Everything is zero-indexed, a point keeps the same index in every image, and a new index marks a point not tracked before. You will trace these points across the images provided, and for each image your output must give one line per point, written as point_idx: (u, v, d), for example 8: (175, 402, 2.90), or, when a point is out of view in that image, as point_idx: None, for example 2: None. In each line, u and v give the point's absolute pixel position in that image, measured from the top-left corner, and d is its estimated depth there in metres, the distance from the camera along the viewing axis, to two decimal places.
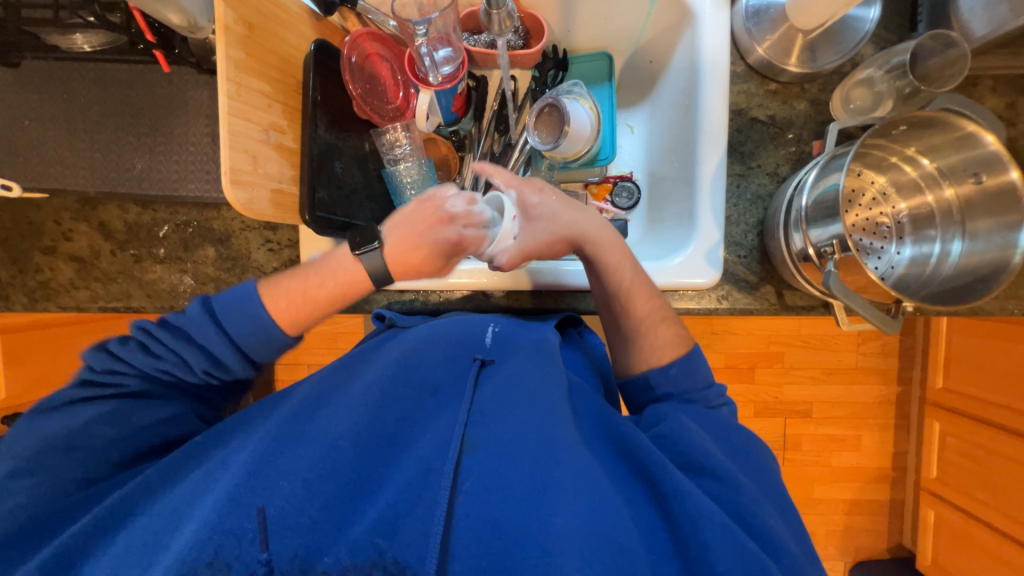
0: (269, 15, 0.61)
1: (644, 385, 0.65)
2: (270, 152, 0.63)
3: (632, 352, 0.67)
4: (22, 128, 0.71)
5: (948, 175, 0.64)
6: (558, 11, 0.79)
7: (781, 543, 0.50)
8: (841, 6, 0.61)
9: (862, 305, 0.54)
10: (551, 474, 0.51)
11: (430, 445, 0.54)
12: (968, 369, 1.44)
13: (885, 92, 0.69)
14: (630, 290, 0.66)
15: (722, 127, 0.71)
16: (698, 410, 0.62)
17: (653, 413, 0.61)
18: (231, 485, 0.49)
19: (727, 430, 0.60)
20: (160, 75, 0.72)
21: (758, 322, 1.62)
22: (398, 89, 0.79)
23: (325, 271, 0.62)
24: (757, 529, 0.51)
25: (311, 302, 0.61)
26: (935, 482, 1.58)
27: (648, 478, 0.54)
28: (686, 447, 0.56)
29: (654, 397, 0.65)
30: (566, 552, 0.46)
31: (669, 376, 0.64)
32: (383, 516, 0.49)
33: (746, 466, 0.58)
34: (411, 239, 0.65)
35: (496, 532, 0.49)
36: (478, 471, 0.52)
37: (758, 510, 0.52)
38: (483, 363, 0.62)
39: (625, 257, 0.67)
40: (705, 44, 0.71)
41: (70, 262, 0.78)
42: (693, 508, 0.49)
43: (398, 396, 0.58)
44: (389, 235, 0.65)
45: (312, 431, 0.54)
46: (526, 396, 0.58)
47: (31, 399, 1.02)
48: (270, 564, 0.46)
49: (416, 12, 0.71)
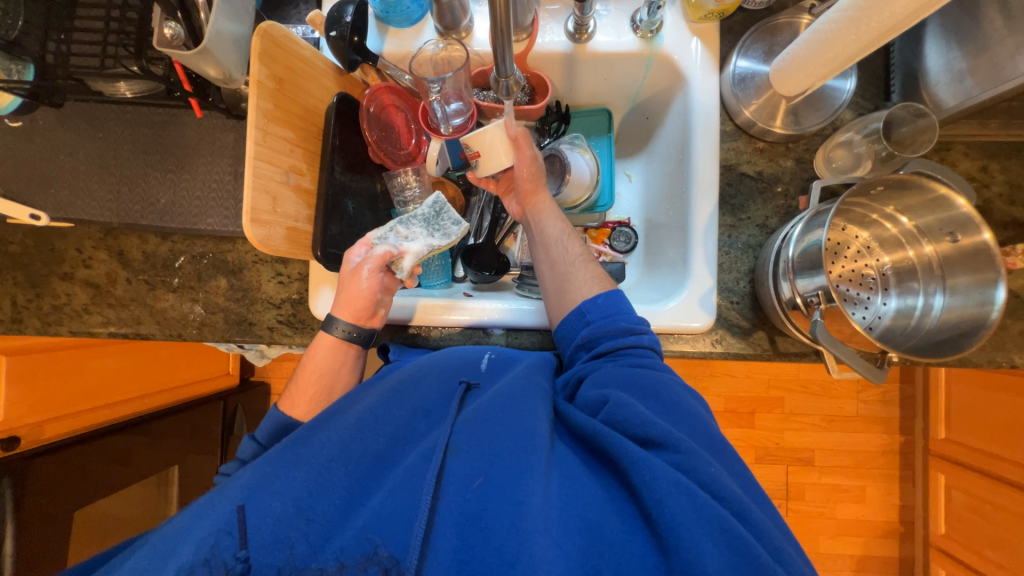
0: (298, 71, 0.67)
1: (576, 314, 0.68)
2: (289, 192, 0.67)
3: (565, 293, 0.70)
4: (58, 162, 0.77)
5: (926, 233, 0.68)
6: (561, 72, 0.84)
7: (732, 494, 0.49)
8: (819, 78, 0.66)
9: (849, 355, 0.56)
10: (527, 466, 0.52)
11: (417, 453, 0.55)
12: (966, 420, 1.44)
13: (864, 154, 0.73)
14: (561, 235, 0.74)
15: (713, 180, 0.75)
16: (639, 369, 0.61)
17: (596, 382, 0.61)
18: (226, 506, 0.50)
19: (667, 391, 0.59)
20: (192, 118, 0.78)
21: (756, 366, 1.63)
22: (411, 137, 0.85)
23: (314, 358, 0.68)
24: (711, 489, 0.49)
25: (316, 385, 0.68)
26: (944, 539, 1.52)
27: (610, 459, 0.54)
28: (634, 420, 0.54)
29: (586, 325, 0.67)
30: (537, 530, 0.46)
31: (599, 304, 0.67)
32: (372, 518, 0.49)
33: (700, 428, 0.57)
34: (360, 303, 0.68)
35: (476, 524, 0.48)
36: (459, 476, 0.52)
37: (709, 464, 0.51)
38: (469, 386, 0.64)
39: (553, 211, 0.77)
40: (695, 101, 0.77)
41: (86, 288, 0.81)
42: (648, 474, 0.49)
43: (387, 411, 0.59)
44: (342, 311, 0.69)
45: (305, 452, 0.54)
46: (503, 395, 0.59)
47: (31, 422, 1.01)
48: (248, 561, 0.46)
49: (432, 70, 0.77)
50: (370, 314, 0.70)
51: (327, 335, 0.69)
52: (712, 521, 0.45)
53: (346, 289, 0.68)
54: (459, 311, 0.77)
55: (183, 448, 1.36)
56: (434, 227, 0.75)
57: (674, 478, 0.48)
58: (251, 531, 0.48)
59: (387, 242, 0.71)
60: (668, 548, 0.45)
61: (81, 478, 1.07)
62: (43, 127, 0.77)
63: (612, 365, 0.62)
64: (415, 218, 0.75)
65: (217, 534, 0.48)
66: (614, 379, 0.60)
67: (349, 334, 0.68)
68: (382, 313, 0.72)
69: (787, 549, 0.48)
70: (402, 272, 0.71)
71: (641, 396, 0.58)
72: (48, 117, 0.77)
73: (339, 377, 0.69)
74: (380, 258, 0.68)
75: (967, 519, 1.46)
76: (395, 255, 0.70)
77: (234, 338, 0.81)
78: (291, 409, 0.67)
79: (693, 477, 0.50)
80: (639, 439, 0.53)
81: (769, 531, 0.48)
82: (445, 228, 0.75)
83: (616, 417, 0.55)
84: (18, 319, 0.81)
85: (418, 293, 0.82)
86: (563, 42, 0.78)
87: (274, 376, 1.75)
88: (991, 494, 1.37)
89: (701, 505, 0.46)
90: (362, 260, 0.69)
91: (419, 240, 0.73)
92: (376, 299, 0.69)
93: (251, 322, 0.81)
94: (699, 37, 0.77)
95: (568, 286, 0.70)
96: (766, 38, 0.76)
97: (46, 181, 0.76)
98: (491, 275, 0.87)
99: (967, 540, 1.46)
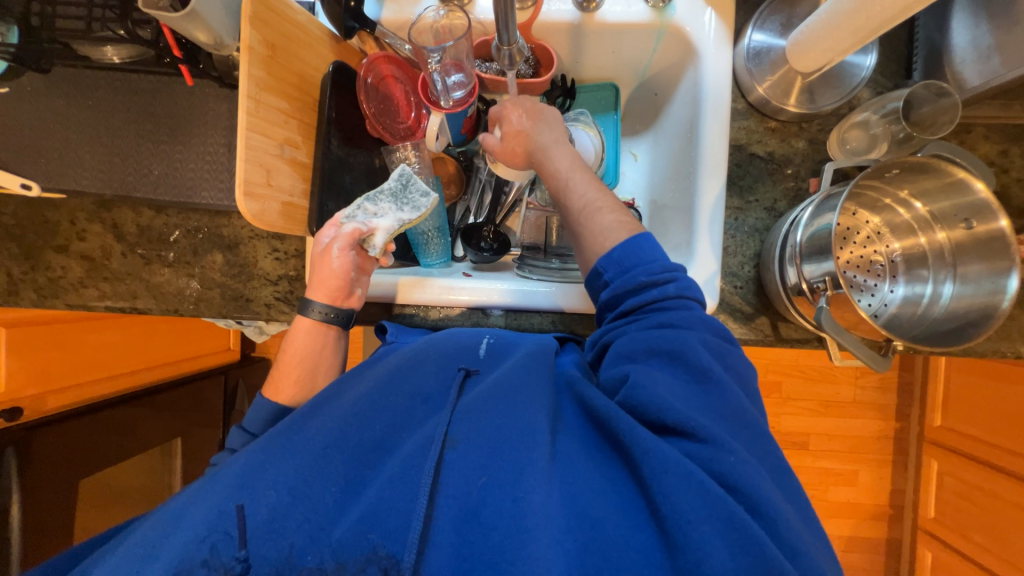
0: (292, 37, 0.64)
1: (594, 274, 0.64)
2: (284, 166, 0.65)
3: (584, 249, 0.66)
4: (46, 130, 0.74)
5: (939, 220, 0.66)
6: (566, 44, 0.80)
7: (750, 485, 0.48)
8: (838, 53, 0.63)
9: (851, 342, 0.55)
10: (529, 458, 0.51)
11: (416, 441, 0.54)
12: (963, 408, 1.44)
13: (880, 135, 0.72)
14: (576, 181, 0.68)
15: (722, 161, 0.73)
16: (665, 331, 0.57)
17: (620, 353, 0.60)
18: (224, 498, 0.49)
19: (694, 357, 0.56)
20: (183, 86, 0.75)
21: (757, 350, 1.62)
22: (410, 110, 0.83)
23: (293, 343, 0.68)
24: (728, 482, 0.48)
25: (299, 369, 0.68)
26: (933, 523, 1.55)
27: (621, 446, 0.54)
28: (652, 403, 0.53)
29: (607, 287, 0.63)
30: (539, 527, 0.46)
31: (616, 261, 0.62)
32: (365, 518, 0.48)
33: (727, 401, 0.54)
34: (333, 282, 0.67)
35: (476, 519, 0.48)
36: (460, 467, 0.52)
37: (730, 454, 0.50)
38: (469, 372, 0.63)
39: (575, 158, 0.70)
40: (706, 77, 0.74)
41: (81, 261, 0.80)
42: (659, 467, 0.49)
43: (386, 397, 0.59)
44: (316, 294, 0.68)
45: (300, 439, 0.55)
46: (503, 385, 0.59)
47: (33, 393, 1.02)
48: (248, 560, 0.46)
49: (432, 39, 0.74)
50: (347, 293, 0.69)
51: (305, 318, 0.68)
52: (723, 521, 0.45)
53: (318, 270, 0.67)
54: (457, 293, 0.76)
55: (185, 421, 1.37)
56: (402, 201, 0.73)
57: (686, 472, 0.48)
58: (250, 531, 0.47)
59: (355, 220, 0.69)
60: (675, 546, 0.45)
61: (86, 449, 1.09)
62: (29, 93, 0.74)
63: (636, 329, 0.59)
64: (382, 194, 0.72)
65: (213, 533, 0.47)
66: (637, 347, 0.58)
67: (326, 315, 0.68)
68: (357, 291, 0.71)
69: (805, 545, 0.47)
70: (375, 249, 0.70)
71: (664, 368, 0.56)
72: (35, 82, 0.74)
73: (322, 359, 0.69)
74: (350, 236, 0.67)
75: (957, 504, 1.48)
76: (365, 232, 0.68)
77: (231, 314, 0.80)
78: (277, 395, 0.67)
79: (708, 468, 0.49)
80: (658, 426, 0.53)
81: (788, 526, 0.47)
82: (421, 199, 0.73)
83: (634, 401, 0.54)
84: (14, 291, 0.80)
85: (419, 272, 0.82)
86: (570, 11, 0.75)
87: (275, 352, 1.77)
88: (983, 481, 1.39)
89: (711, 502, 0.46)
90: (331, 240, 0.67)
91: (387, 215, 0.71)
92: (352, 277, 0.69)
93: (249, 299, 0.80)
94: (713, 7, 0.73)
95: (586, 241, 0.66)
96: (785, 10, 0.72)
97: (36, 150, 0.74)
98: (491, 254, 0.85)
99: (956, 524, 1.48)
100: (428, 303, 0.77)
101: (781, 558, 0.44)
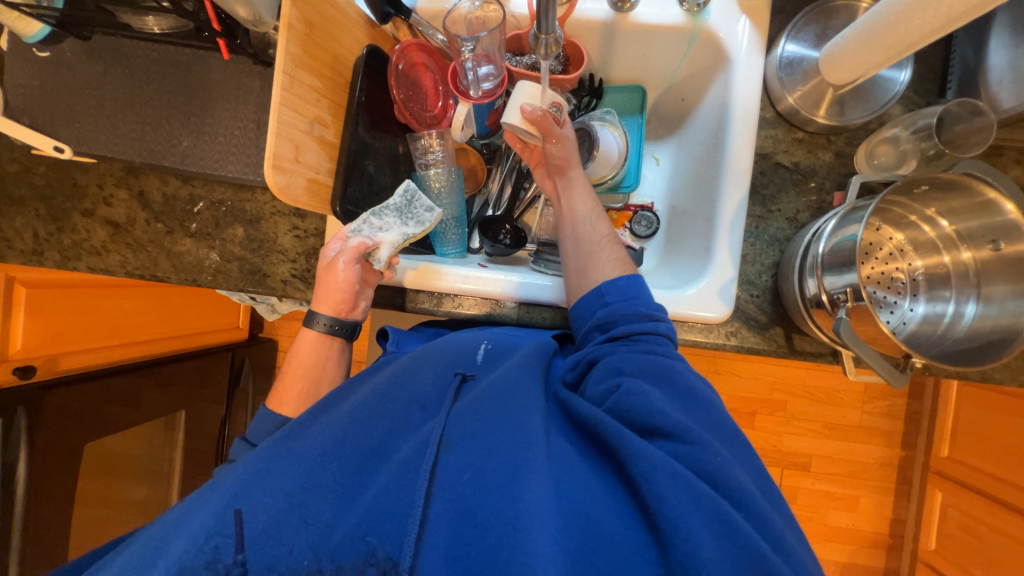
0: (329, 17, 0.65)
1: (594, 294, 0.67)
2: (312, 143, 0.66)
3: (587, 273, 0.70)
4: (82, 96, 0.76)
5: (966, 239, 0.65)
6: (598, 45, 0.81)
7: (739, 485, 0.48)
8: (872, 67, 0.62)
9: (871, 356, 0.54)
10: (524, 459, 0.51)
11: (411, 446, 0.54)
12: (971, 441, 1.41)
13: (910, 152, 0.71)
14: (589, 215, 0.73)
15: (747, 169, 0.72)
16: (653, 356, 0.60)
17: (611, 367, 0.60)
18: (219, 505, 0.48)
19: (680, 376, 0.59)
20: (218, 61, 0.76)
21: (763, 367, 1.61)
22: (438, 99, 0.84)
23: (298, 354, 0.69)
24: (716, 479, 0.48)
25: (304, 380, 0.69)
26: (934, 554, 1.52)
27: (610, 451, 0.53)
28: (643, 409, 0.53)
29: (604, 306, 0.66)
30: (534, 527, 0.45)
31: (619, 286, 0.66)
32: (365, 517, 0.48)
33: (713, 417, 0.56)
34: (338, 295, 0.68)
35: (472, 520, 0.48)
36: (455, 470, 0.51)
37: (716, 454, 0.50)
38: (465, 377, 0.63)
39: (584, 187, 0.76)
40: (736, 90, 0.73)
41: (105, 226, 0.82)
42: (646, 466, 0.48)
43: (383, 404, 0.59)
44: (321, 306, 0.69)
45: (297, 445, 0.54)
46: (496, 387, 0.59)
47: (47, 353, 1.04)
48: (246, 564, 0.46)
49: (465, 29, 0.75)
50: (352, 306, 0.70)
51: (310, 330, 0.69)
52: (711, 514, 0.45)
53: (324, 282, 0.68)
54: (467, 281, 0.77)
55: (191, 395, 1.39)
56: (407, 216, 0.73)
57: (674, 470, 0.47)
58: (248, 534, 0.47)
59: (361, 233, 0.69)
60: (666, 542, 0.45)
61: (95, 413, 1.10)
62: (70, 59, 0.76)
63: (626, 350, 0.62)
64: (387, 209, 0.72)
65: (213, 536, 0.46)
66: (628, 365, 0.59)
67: (330, 327, 0.68)
68: (360, 303, 0.71)
69: (792, 543, 0.48)
70: (380, 262, 0.70)
71: (655, 383, 0.58)
72: (76, 49, 0.76)
73: (327, 369, 0.70)
74: (356, 249, 0.68)
75: (958, 537, 1.45)
76: (370, 246, 0.69)
77: (247, 288, 0.81)
78: (280, 406, 0.68)
79: (699, 467, 0.49)
80: (644, 429, 0.53)
81: (773, 522, 0.47)
82: (427, 219, 0.73)
83: (623, 407, 0.55)
84: (40, 250, 0.82)
85: (434, 260, 0.82)
86: (604, 11, 0.75)
87: (282, 334, 1.78)
88: (987, 515, 1.36)
89: (701, 499, 0.46)
90: (337, 253, 0.69)
91: (393, 230, 0.71)
92: (356, 290, 0.69)
93: (266, 274, 0.81)
94: (748, 15, 0.73)
95: (590, 265, 0.70)
96: (820, 21, 0.72)
97: (71, 114, 0.76)
98: (508, 248, 0.86)
99: (957, 558, 1.45)
100: (444, 290, 0.78)
101: (768, 552, 0.44)
